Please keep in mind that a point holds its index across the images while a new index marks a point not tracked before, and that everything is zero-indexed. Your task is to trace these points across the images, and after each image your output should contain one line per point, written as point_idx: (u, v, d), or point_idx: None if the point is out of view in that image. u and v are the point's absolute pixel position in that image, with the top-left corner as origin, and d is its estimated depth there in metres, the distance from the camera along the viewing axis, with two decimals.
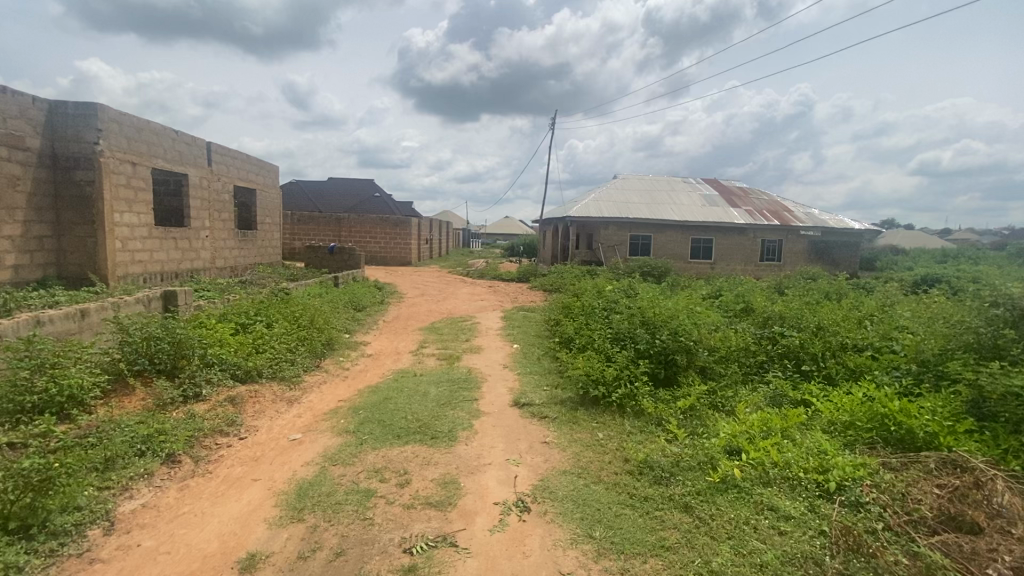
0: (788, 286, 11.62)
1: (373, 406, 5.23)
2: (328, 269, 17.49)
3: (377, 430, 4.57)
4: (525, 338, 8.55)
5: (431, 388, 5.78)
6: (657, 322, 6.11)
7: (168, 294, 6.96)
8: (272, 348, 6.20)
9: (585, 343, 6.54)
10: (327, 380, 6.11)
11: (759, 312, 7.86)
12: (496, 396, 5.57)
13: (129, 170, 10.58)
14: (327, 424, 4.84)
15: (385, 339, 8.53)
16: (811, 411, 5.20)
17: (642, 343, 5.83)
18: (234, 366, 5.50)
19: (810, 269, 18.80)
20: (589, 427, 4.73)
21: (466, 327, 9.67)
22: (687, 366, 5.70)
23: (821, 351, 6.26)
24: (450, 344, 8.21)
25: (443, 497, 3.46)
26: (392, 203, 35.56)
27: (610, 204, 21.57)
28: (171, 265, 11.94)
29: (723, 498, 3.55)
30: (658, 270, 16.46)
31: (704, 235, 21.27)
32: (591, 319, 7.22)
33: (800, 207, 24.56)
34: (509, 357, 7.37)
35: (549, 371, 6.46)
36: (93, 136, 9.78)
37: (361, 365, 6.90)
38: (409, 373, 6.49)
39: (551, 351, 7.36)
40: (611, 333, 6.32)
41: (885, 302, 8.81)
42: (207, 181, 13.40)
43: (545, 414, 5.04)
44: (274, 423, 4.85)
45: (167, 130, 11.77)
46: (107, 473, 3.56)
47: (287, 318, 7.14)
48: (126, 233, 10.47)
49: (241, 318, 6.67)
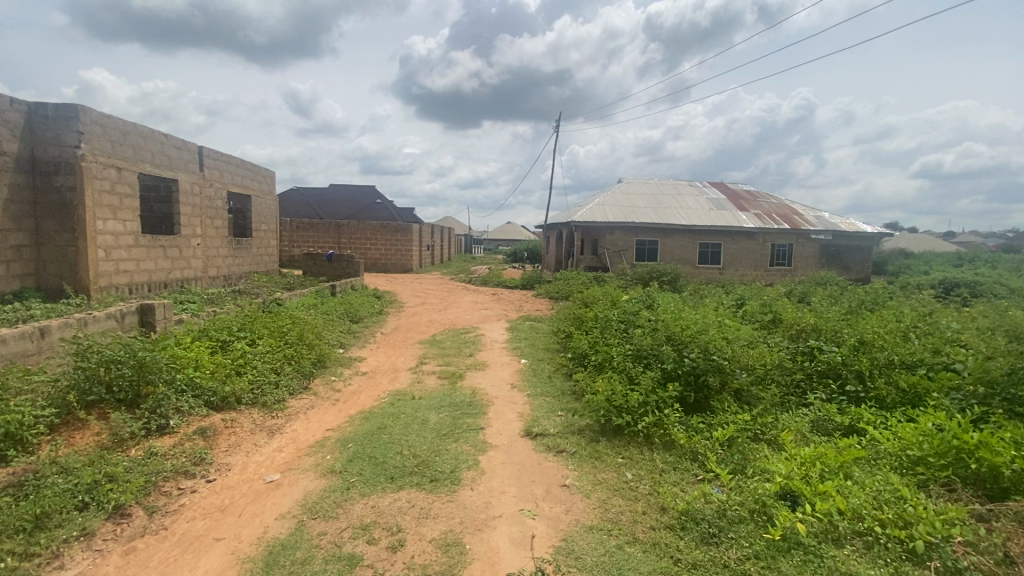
0: (809, 295, 10.91)
1: (365, 438, 4.57)
2: (326, 277, 16.88)
3: (367, 470, 3.92)
4: (533, 353, 7.88)
5: (431, 415, 5.12)
6: (684, 337, 5.45)
7: (144, 307, 6.35)
8: (254, 370, 5.57)
9: (602, 361, 5.88)
10: (315, 405, 5.46)
11: (790, 323, 7.21)
12: (505, 424, 4.91)
13: (114, 176, 10.01)
14: (311, 461, 4.19)
15: (381, 354, 7.88)
16: (867, 441, 4.56)
17: (669, 363, 5.16)
18: (209, 393, 4.89)
19: (823, 275, 18.10)
20: (615, 464, 4.07)
21: (469, 340, 9.00)
22: (721, 389, 5.05)
23: (868, 369, 5.61)
24: (452, 360, 7.54)
25: (444, 567, 2.81)
26: (393, 209, 35.09)
27: (616, 209, 20.97)
28: (160, 274, 11.35)
29: (790, 564, 2.88)
30: (669, 275, 15.72)
31: (712, 239, 20.61)
32: (607, 333, 6.56)
33: (810, 211, 23.91)
34: (516, 375, 6.70)
35: (563, 393, 5.80)
36: (74, 139, 9.22)
37: (355, 386, 6.26)
38: (407, 395, 5.82)
39: (563, 368, 6.70)
40: (632, 349, 5.65)
41: (923, 311, 8.10)
42: (199, 187, 12.83)
43: (563, 447, 4.38)
44: (249, 460, 4.21)
45: (155, 134, 11.22)
46: (35, 536, 2.92)
47: (275, 333, 6.51)
48: (109, 242, 9.89)
49: (220, 335, 6.03)
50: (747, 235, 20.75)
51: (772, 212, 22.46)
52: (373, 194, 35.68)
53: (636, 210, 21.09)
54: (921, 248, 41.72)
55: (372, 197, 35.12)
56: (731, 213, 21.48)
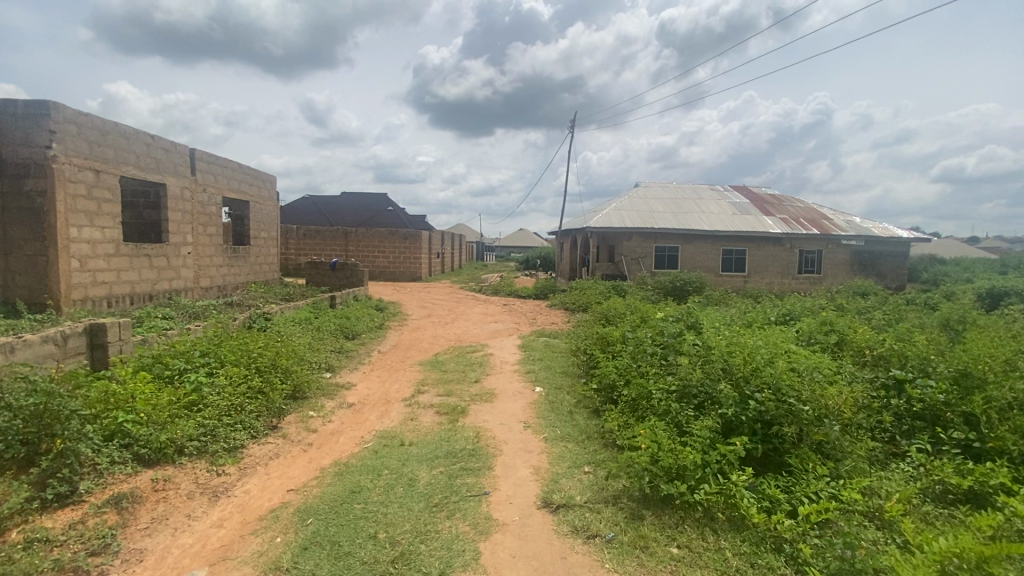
0: (860, 309, 9.55)
1: (332, 509, 3.47)
2: (328, 287, 15.94)
3: (324, 568, 2.83)
4: (551, 380, 6.69)
5: (421, 472, 3.98)
6: (745, 370, 4.24)
7: (94, 328, 5.43)
8: (208, 409, 4.54)
9: (637, 400, 4.70)
10: (280, 454, 4.40)
11: (862, 348, 5.91)
12: (517, 486, 3.78)
13: (91, 179, 9.16)
14: (254, 546, 3.11)
15: (374, 380, 6.77)
16: (1009, 520, 3.33)
17: (729, 407, 3.96)
18: (142, 442, 3.91)
19: (859, 283, 16.67)
20: (671, 564, 2.92)
21: (476, 362, 7.85)
22: (799, 441, 3.85)
23: (981, 413, 4.37)
24: (454, 388, 6.39)
25: None
26: (404, 217, 34.33)
27: (633, 213, 19.80)
28: (144, 285, 10.46)
29: None
30: (693, 283, 14.59)
31: (736, 246, 19.30)
32: (641, 359, 5.36)
33: (839, 215, 22.42)
34: (530, 410, 5.52)
35: (589, 438, 4.65)
36: (45, 139, 8.42)
37: (336, 423, 5.20)
38: (395, 440, 4.69)
39: (588, 404, 5.54)
40: (675, 385, 4.46)
41: (1014, 330, 6.74)
42: (191, 193, 12.00)
43: (596, 529, 3.23)
44: (172, 544, 3.13)
45: (140, 134, 10.39)
46: None
47: (243, 357, 5.49)
48: (85, 251, 9.04)
49: (175, 364, 5.06)
50: (773, 241, 19.38)
51: (799, 216, 21.04)
52: (384, 203, 35.00)
53: (655, 215, 19.84)
54: (953, 253, 39.72)
55: (382, 206, 34.49)
56: (756, 218, 20.12)
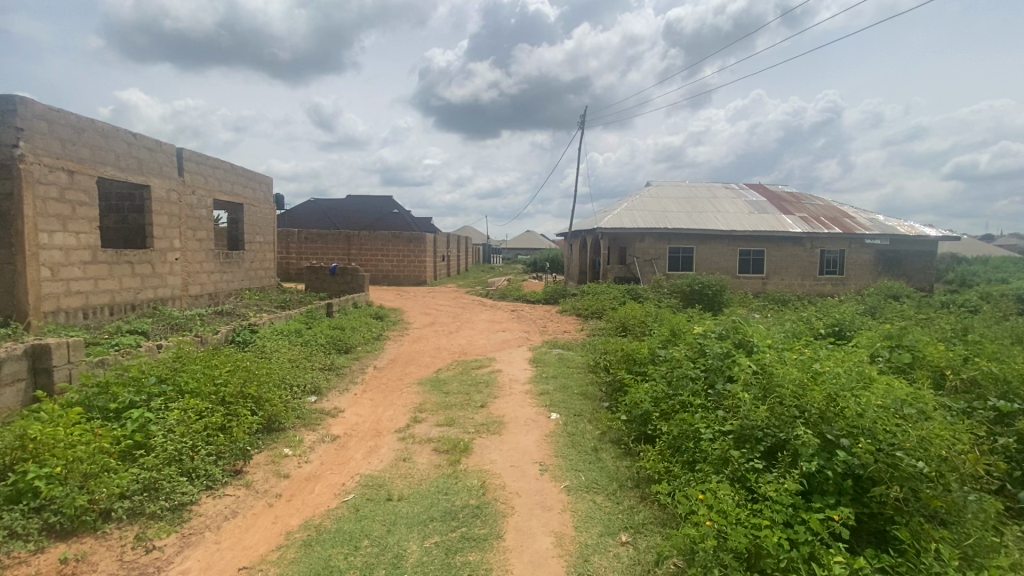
0: (910, 317, 8.47)
1: None
2: (327, 293, 15.15)
3: None
4: (567, 404, 5.78)
5: (411, 542, 3.12)
6: (825, 406, 3.30)
7: (38, 351, 4.65)
8: (153, 452, 3.71)
9: (680, 440, 3.79)
10: (239, 510, 3.55)
11: (942, 367, 4.91)
12: (536, 565, 2.89)
13: (63, 180, 8.39)
14: None
15: (365, 406, 5.88)
16: None
17: (810, 458, 3.03)
18: (57, 504, 3.10)
19: (887, 285, 15.57)
20: None
21: (482, 381, 6.92)
22: (906, 505, 2.93)
23: None
24: (457, 416, 5.48)
25: None
26: (411, 220, 33.52)
27: (645, 213, 18.84)
28: (126, 295, 9.70)
29: None
30: (713, 287, 13.51)
31: (754, 246, 18.26)
32: (679, 385, 4.45)
33: (862, 213, 21.26)
34: (546, 447, 4.60)
35: (622, 490, 3.74)
36: (11, 137, 7.70)
37: (314, 465, 4.32)
38: (382, 491, 3.79)
39: (616, 441, 4.61)
40: (731, 425, 3.56)
41: None
42: (178, 194, 11.25)
43: None
44: None
45: (120, 133, 9.63)
46: None
47: (206, 385, 4.63)
48: (57, 259, 8.26)
49: (124, 395, 4.22)
50: (793, 241, 18.32)
51: (821, 215, 19.90)
52: (390, 205, 34.24)
53: (669, 215, 18.84)
54: (978, 253, 38.12)
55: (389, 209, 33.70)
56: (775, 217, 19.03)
